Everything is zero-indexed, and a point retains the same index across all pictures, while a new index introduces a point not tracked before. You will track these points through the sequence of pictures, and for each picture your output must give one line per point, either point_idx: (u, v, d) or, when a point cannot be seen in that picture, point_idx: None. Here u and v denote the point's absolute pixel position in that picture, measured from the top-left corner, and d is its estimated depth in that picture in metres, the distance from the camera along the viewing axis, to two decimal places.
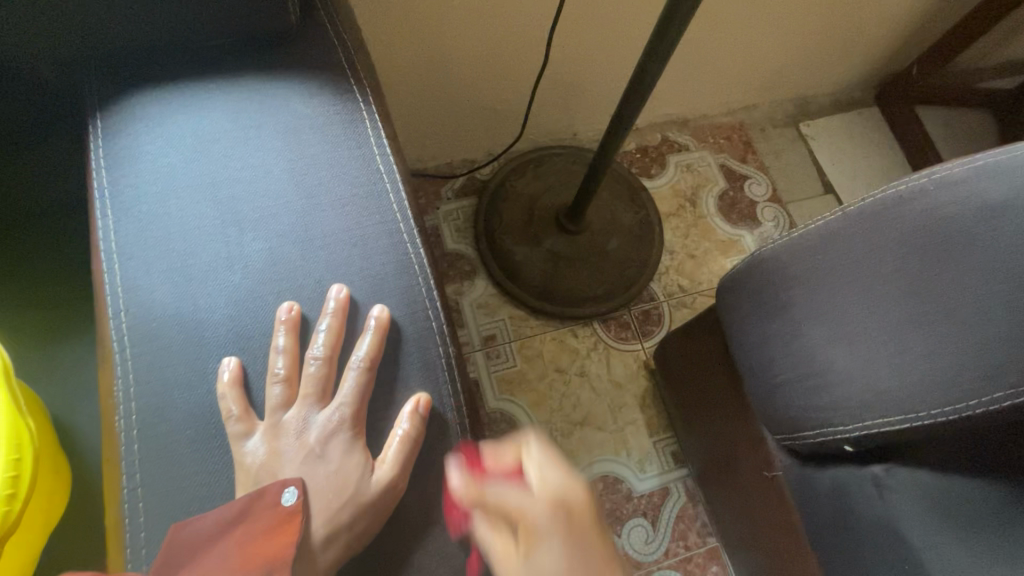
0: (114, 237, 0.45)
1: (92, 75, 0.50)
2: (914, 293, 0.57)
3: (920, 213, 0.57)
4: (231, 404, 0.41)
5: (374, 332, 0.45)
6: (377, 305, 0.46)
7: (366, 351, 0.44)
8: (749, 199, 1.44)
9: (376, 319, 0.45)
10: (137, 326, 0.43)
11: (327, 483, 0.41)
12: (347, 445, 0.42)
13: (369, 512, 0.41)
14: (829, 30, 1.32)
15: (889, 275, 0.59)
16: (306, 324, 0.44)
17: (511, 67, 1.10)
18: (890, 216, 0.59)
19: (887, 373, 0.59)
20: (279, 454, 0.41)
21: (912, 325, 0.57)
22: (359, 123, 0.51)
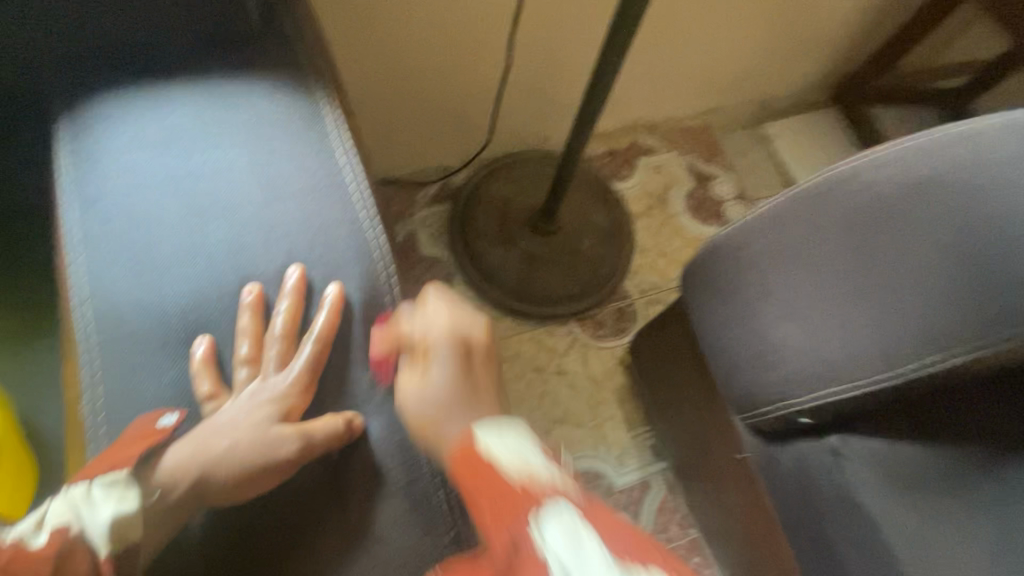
0: (79, 231, 0.47)
1: (59, 81, 0.52)
2: (854, 268, 0.61)
3: (856, 192, 0.61)
4: (202, 377, 0.43)
5: (328, 310, 0.46)
6: (331, 284, 0.47)
7: (320, 327, 0.45)
8: (717, 197, 1.48)
9: (328, 296, 0.46)
10: (103, 315, 0.44)
11: (244, 443, 0.40)
12: (281, 416, 0.42)
13: (264, 466, 0.40)
14: (783, 35, 1.38)
15: (831, 252, 0.62)
16: (273, 303, 0.46)
17: (478, 73, 1.13)
18: (828, 197, 0.63)
19: (836, 344, 0.62)
20: (217, 416, 0.42)
21: (855, 298, 0.60)
22: (321, 118, 0.53)
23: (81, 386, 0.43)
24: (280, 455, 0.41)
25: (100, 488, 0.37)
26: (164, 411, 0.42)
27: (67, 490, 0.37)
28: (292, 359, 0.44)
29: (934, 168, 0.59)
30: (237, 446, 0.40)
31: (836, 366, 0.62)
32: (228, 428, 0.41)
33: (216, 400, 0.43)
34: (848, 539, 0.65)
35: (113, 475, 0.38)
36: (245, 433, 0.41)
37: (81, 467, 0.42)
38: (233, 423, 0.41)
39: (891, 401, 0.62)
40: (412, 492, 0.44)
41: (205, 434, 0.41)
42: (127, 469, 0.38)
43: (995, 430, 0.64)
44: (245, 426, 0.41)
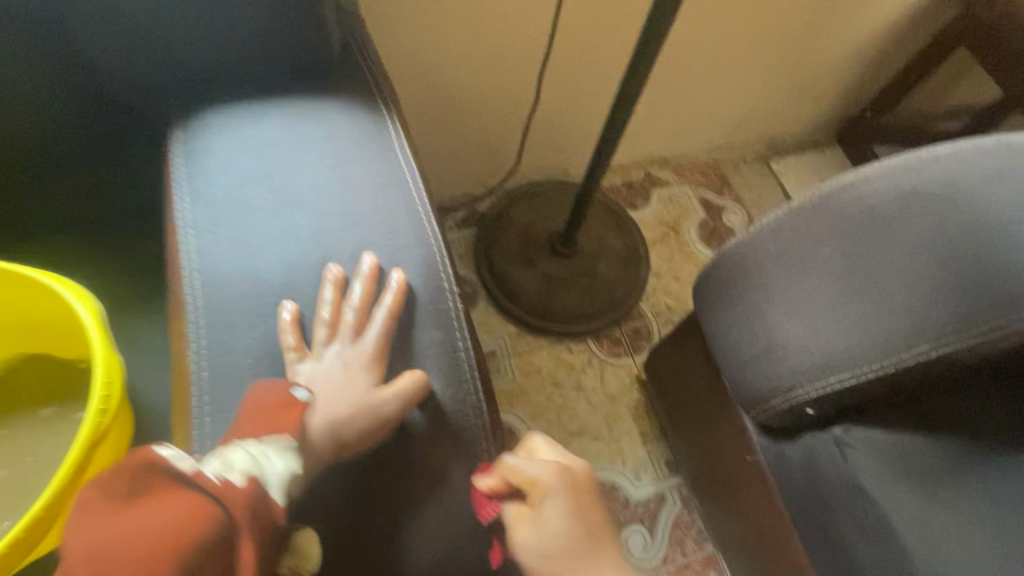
0: (190, 216, 0.56)
1: (174, 101, 0.63)
2: (849, 268, 0.68)
3: (849, 202, 0.69)
4: (290, 338, 0.51)
5: (395, 290, 0.54)
6: (396, 271, 0.55)
7: (390, 303, 0.54)
8: (728, 227, 1.57)
9: (395, 280, 0.55)
10: (209, 282, 0.53)
11: (349, 399, 0.50)
12: (368, 375, 0.51)
13: (375, 422, 0.49)
14: (786, 79, 1.50)
15: (830, 256, 0.69)
16: (352, 281, 0.54)
17: (506, 109, 1.25)
18: (826, 207, 0.70)
19: (838, 339, 0.68)
20: (316, 375, 0.51)
21: (851, 295, 0.67)
22: (387, 132, 0.64)
23: (189, 340, 0.51)
24: (386, 413, 0.50)
25: (271, 451, 0.45)
26: (294, 384, 0.49)
27: (244, 446, 0.44)
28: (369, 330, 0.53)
29: (915, 183, 0.67)
30: (338, 400, 0.50)
31: (838, 357, 0.68)
32: (329, 386, 0.50)
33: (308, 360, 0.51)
34: (854, 526, 0.69)
35: (281, 442, 0.45)
36: (346, 392, 0.50)
37: (182, 410, 0.50)
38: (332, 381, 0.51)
39: (887, 391, 0.69)
40: (464, 438, 0.53)
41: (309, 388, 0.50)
42: (292, 439, 0.46)
43: (984, 419, 0.70)
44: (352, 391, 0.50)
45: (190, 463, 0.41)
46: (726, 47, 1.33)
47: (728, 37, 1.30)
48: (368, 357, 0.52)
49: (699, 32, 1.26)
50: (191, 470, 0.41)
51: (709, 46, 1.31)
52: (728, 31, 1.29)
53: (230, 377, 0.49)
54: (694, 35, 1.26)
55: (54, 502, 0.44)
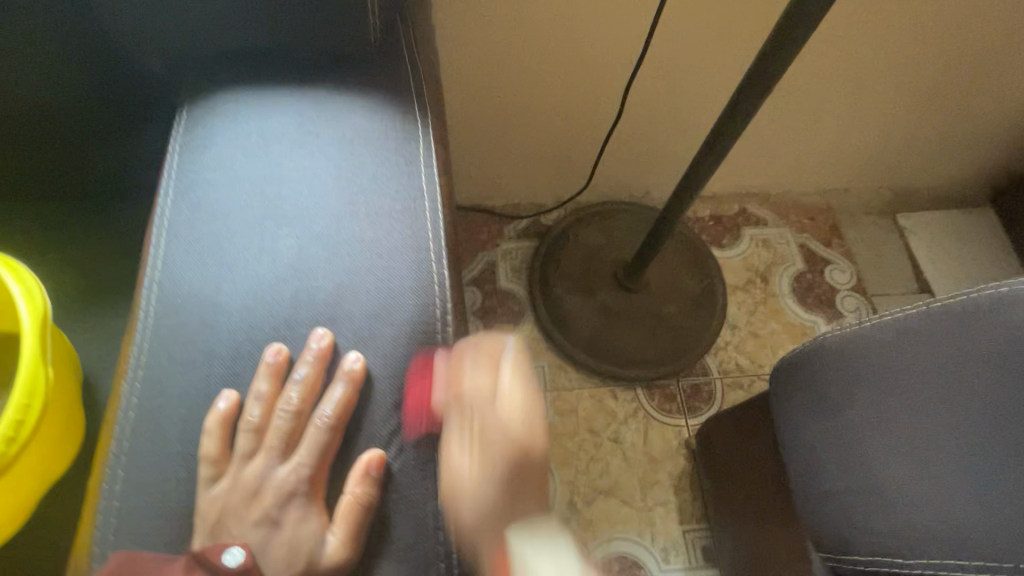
0: (169, 215, 0.48)
1: (190, 74, 0.55)
2: (1005, 416, 0.47)
3: (1002, 314, 0.48)
4: (210, 444, 0.40)
5: (344, 384, 0.41)
6: (356, 353, 0.42)
7: (336, 402, 0.41)
8: (830, 285, 1.33)
9: (347, 369, 0.42)
10: (164, 299, 0.44)
11: (282, 548, 0.38)
12: (303, 507, 0.39)
13: None
14: (939, 120, 1.23)
15: (965, 389, 0.49)
16: (293, 369, 0.42)
17: (588, 117, 1.10)
18: (970, 320, 0.50)
19: (965, 503, 0.48)
20: (236, 507, 0.38)
21: (1003, 453, 0.46)
22: (414, 143, 0.53)
23: (127, 365, 0.43)
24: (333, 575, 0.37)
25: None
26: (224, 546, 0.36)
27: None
28: (309, 435, 0.40)
29: None
30: (268, 546, 0.38)
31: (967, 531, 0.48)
32: (256, 526, 0.38)
33: (225, 478, 0.39)
34: None
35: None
36: (273, 534, 0.38)
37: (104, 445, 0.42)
38: (261, 518, 0.38)
39: None
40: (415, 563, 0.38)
41: (225, 524, 0.38)
42: None
43: None
44: (282, 536, 0.38)
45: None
46: (870, 74, 1.09)
47: (876, 61, 1.06)
48: (303, 473, 0.40)
49: (838, 53, 1.03)
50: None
51: (847, 70, 1.08)
52: (876, 55, 1.05)
53: (156, 422, 0.40)
54: (831, 56, 1.04)
55: None
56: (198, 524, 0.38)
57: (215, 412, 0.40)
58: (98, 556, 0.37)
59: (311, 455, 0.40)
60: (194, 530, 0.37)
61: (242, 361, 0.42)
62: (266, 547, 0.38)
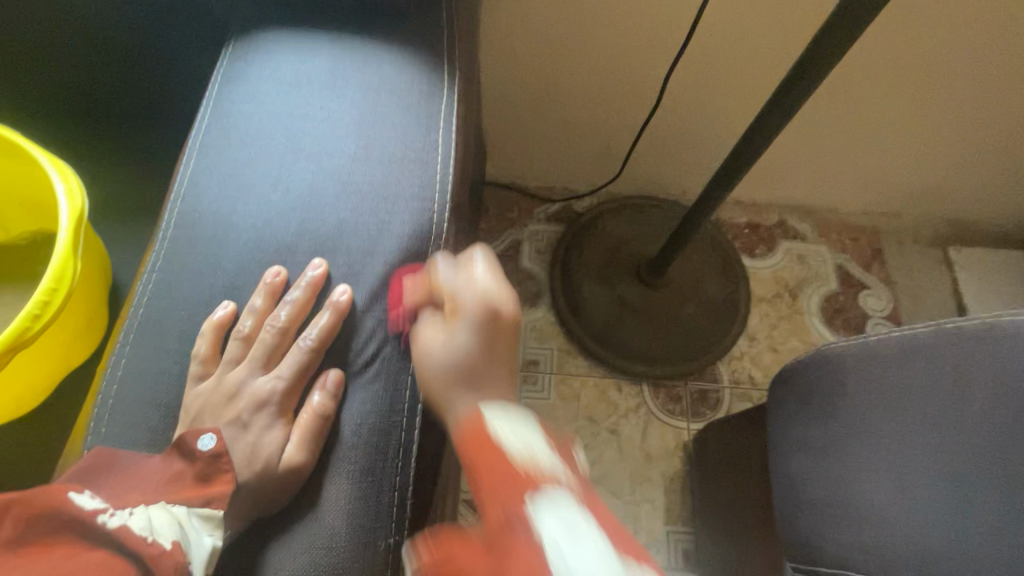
0: (201, 137, 0.52)
1: (240, 12, 0.58)
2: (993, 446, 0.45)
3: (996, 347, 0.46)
4: (202, 344, 0.44)
5: (330, 313, 0.44)
6: (344, 286, 0.45)
7: (320, 329, 0.44)
8: (862, 310, 1.28)
9: (335, 300, 0.45)
10: (184, 213, 0.48)
11: (245, 449, 0.42)
12: (271, 419, 0.43)
13: (271, 485, 0.41)
14: (1009, 152, 1.15)
15: (956, 419, 0.48)
16: (287, 291, 0.45)
17: (630, 105, 1.09)
18: (970, 349, 0.48)
19: (939, 530, 0.47)
20: (214, 406, 0.42)
21: (984, 482, 0.45)
22: (437, 98, 0.54)
23: (142, 269, 0.46)
24: (287, 483, 0.41)
25: (198, 519, 0.37)
26: (202, 431, 0.40)
27: (166, 506, 0.37)
28: (291, 353, 0.44)
29: None
30: (233, 446, 0.42)
31: (935, 558, 0.47)
32: (227, 426, 0.42)
33: (211, 378, 0.43)
34: None
35: (209, 509, 0.38)
36: (241, 436, 0.43)
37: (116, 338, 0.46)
38: (234, 419, 0.43)
39: None
40: (370, 480, 0.42)
41: (205, 416, 0.42)
42: (222, 511, 0.38)
43: None
44: (248, 439, 0.42)
45: (116, 517, 0.35)
46: (936, 93, 1.03)
47: (945, 79, 1.00)
48: (280, 385, 0.44)
49: (903, 66, 0.98)
50: (114, 525, 0.34)
51: (912, 87, 1.02)
52: (947, 74, 0.99)
53: (164, 322, 0.44)
54: (895, 69, 0.99)
55: None
56: (183, 416, 0.42)
57: (213, 316, 0.44)
58: (97, 430, 0.42)
59: (289, 372, 0.44)
60: (180, 420, 0.42)
61: (244, 279, 0.46)
62: (233, 444, 0.42)
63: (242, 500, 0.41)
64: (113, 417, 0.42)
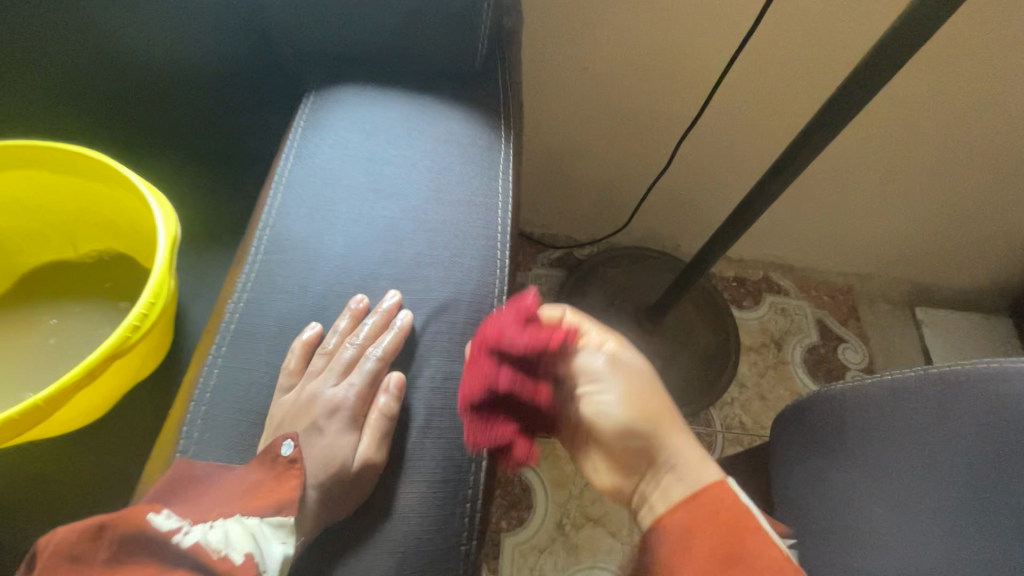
0: (287, 173, 0.57)
1: (319, 69, 0.66)
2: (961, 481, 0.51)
3: (987, 394, 0.51)
4: (291, 359, 0.48)
5: (395, 333, 0.49)
6: (407, 312, 0.50)
7: (386, 347, 0.49)
8: (841, 362, 1.37)
9: (401, 322, 0.50)
10: (273, 239, 0.53)
11: (320, 454, 0.47)
12: (343, 427, 0.48)
13: (347, 492, 0.44)
14: (966, 226, 1.30)
15: (958, 460, 0.51)
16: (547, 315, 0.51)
17: (633, 166, 1.20)
18: (960, 389, 0.53)
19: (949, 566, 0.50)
20: (295, 416, 0.47)
21: (953, 513, 0.51)
22: (497, 151, 0.62)
23: (234, 289, 0.51)
24: (364, 492, 0.45)
25: (267, 528, 0.41)
26: (282, 440, 0.44)
27: (242, 518, 0.41)
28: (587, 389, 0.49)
29: None
30: (310, 450, 0.47)
31: None
32: (305, 431, 0.47)
33: (294, 390, 0.48)
34: None
35: (280, 518, 0.42)
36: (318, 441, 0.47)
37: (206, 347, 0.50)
38: (313, 422, 0.47)
39: None
40: (446, 493, 0.46)
41: (284, 425, 0.46)
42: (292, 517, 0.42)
43: None
44: (322, 445, 0.47)
45: (191, 535, 0.39)
46: (903, 171, 1.17)
47: (909, 159, 1.14)
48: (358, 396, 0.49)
49: (874, 146, 1.12)
50: (190, 543, 0.38)
51: (880, 164, 1.16)
52: (907, 158, 1.14)
53: (253, 338, 0.49)
54: (871, 147, 1.12)
55: (56, 397, 0.44)
56: (267, 422, 0.46)
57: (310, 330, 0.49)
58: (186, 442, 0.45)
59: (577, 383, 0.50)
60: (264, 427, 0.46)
61: (331, 300, 0.51)
62: (310, 448, 0.47)
63: (312, 505, 0.44)
64: (207, 430, 0.45)
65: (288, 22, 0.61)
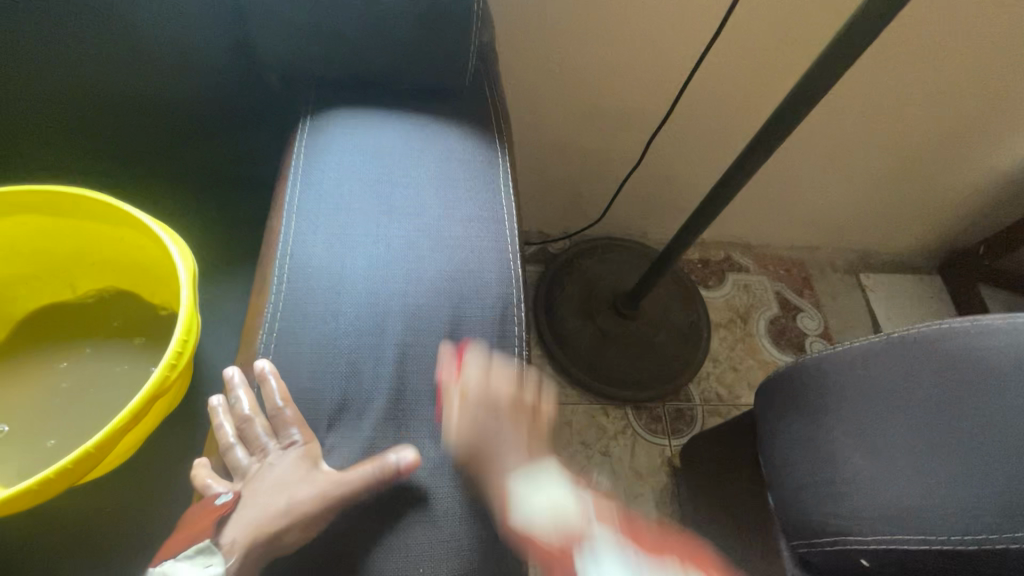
0: (297, 200, 0.59)
1: (311, 92, 0.67)
2: (937, 425, 0.57)
3: (965, 354, 0.58)
4: (227, 460, 0.50)
5: (269, 378, 0.49)
6: (436, 326, 0.53)
7: (271, 393, 0.49)
8: (800, 329, 1.49)
9: (261, 369, 0.50)
10: (295, 267, 0.55)
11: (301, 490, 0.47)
12: (301, 461, 0.48)
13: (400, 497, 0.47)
14: (899, 197, 1.43)
15: (951, 417, 0.57)
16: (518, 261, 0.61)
17: (602, 162, 1.25)
18: (938, 351, 0.60)
19: (959, 522, 0.54)
20: (263, 485, 0.48)
21: (933, 453, 0.57)
22: (496, 163, 0.65)
23: (263, 319, 0.53)
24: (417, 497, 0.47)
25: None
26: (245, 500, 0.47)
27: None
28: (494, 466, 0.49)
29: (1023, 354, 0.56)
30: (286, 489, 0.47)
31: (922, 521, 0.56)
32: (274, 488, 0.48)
33: (251, 470, 0.49)
34: None
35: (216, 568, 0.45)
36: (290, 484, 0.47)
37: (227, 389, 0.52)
38: (267, 468, 0.48)
39: None
40: None
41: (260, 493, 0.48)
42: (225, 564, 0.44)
43: None
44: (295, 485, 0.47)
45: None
46: (843, 151, 1.28)
47: (849, 141, 1.25)
48: (303, 435, 0.48)
49: (818, 130, 1.22)
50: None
51: (824, 146, 1.26)
52: (845, 140, 1.25)
53: (293, 363, 0.51)
54: (818, 131, 1.22)
55: (104, 443, 0.44)
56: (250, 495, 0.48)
57: (211, 415, 0.52)
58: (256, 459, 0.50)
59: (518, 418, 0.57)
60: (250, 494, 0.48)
61: (363, 323, 0.52)
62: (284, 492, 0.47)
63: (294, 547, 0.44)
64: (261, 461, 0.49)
65: (278, 49, 0.62)
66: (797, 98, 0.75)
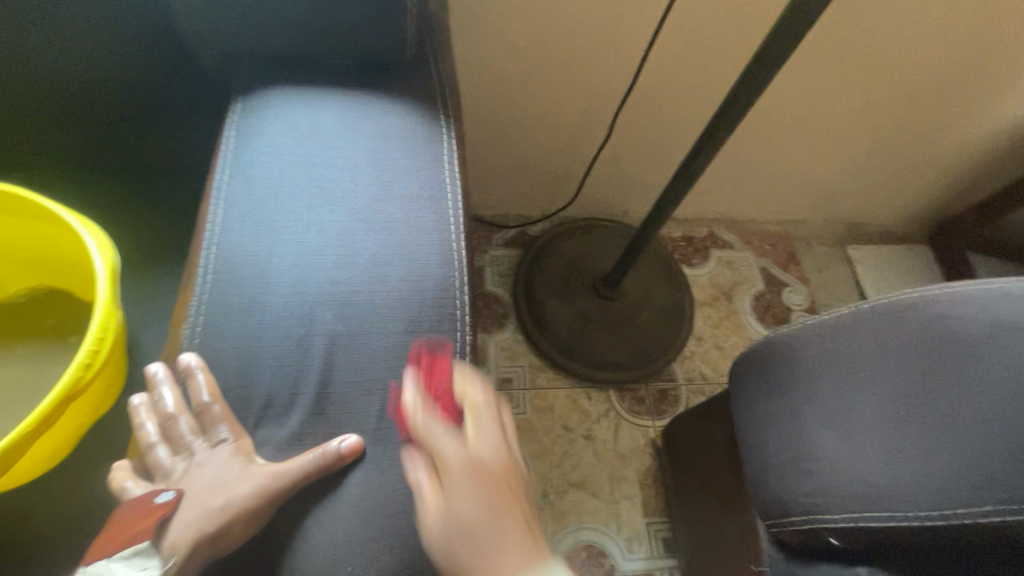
0: (224, 187, 0.56)
1: (241, 70, 0.63)
2: (912, 397, 0.55)
3: (943, 322, 0.56)
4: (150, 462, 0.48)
5: (199, 373, 0.47)
6: (371, 314, 0.51)
7: (198, 390, 0.47)
8: (785, 304, 1.46)
9: (190, 364, 0.47)
10: (221, 257, 0.52)
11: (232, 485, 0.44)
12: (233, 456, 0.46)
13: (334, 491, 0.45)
14: (884, 165, 1.39)
15: (927, 389, 0.54)
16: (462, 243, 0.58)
17: (574, 139, 1.21)
18: (910, 318, 0.57)
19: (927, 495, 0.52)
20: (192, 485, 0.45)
21: (904, 426, 0.54)
22: (439, 140, 0.62)
23: (188, 314, 0.50)
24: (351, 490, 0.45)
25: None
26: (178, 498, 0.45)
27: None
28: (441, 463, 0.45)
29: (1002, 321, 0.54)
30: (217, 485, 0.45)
31: (890, 496, 0.54)
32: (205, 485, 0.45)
33: (176, 470, 0.47)
34: None
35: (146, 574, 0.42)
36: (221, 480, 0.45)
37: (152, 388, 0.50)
38: (196, 467, 0.46)
39: (916, 546, 0.54)
40: None
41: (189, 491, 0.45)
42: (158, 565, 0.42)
43: None
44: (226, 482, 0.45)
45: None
46: (825, 120, 1.23)
47: (829, 108, 1.20)
48: (234, 432, 0.46)
49: (797, 98, 1.17)
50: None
51: (804, 115, 1.21)
52: (827, 108, 1.20)
53: (218, 358, 0.48)
54: (799, 98, 1.17)
55: (12, 449, 0.42)
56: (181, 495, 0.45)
57: (131, 416, 0.49)
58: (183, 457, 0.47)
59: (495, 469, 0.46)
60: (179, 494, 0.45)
61: (290, 314, 0.49)
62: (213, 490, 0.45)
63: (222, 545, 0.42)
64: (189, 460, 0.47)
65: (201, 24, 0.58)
66: (762, 60, 0.71)
